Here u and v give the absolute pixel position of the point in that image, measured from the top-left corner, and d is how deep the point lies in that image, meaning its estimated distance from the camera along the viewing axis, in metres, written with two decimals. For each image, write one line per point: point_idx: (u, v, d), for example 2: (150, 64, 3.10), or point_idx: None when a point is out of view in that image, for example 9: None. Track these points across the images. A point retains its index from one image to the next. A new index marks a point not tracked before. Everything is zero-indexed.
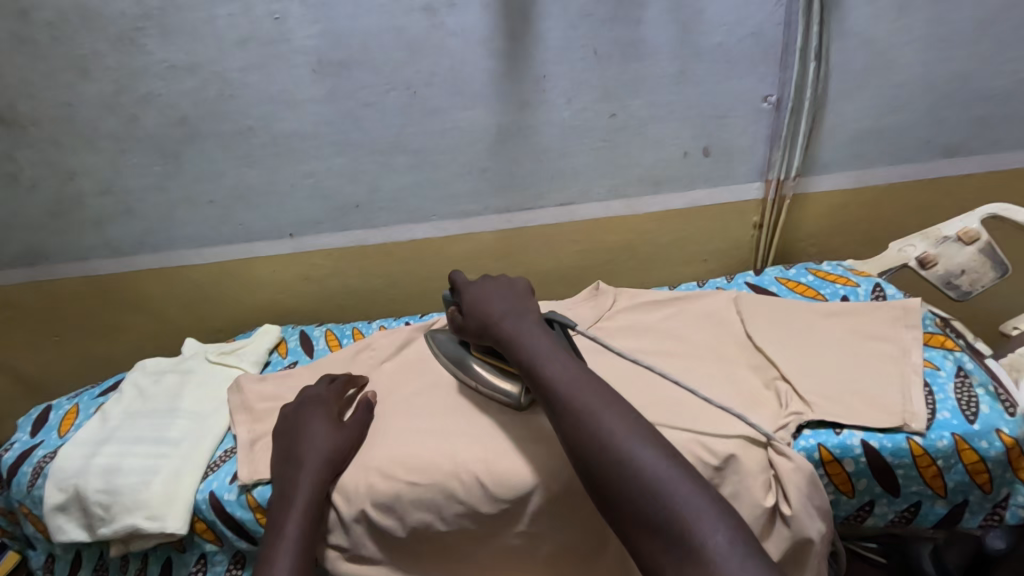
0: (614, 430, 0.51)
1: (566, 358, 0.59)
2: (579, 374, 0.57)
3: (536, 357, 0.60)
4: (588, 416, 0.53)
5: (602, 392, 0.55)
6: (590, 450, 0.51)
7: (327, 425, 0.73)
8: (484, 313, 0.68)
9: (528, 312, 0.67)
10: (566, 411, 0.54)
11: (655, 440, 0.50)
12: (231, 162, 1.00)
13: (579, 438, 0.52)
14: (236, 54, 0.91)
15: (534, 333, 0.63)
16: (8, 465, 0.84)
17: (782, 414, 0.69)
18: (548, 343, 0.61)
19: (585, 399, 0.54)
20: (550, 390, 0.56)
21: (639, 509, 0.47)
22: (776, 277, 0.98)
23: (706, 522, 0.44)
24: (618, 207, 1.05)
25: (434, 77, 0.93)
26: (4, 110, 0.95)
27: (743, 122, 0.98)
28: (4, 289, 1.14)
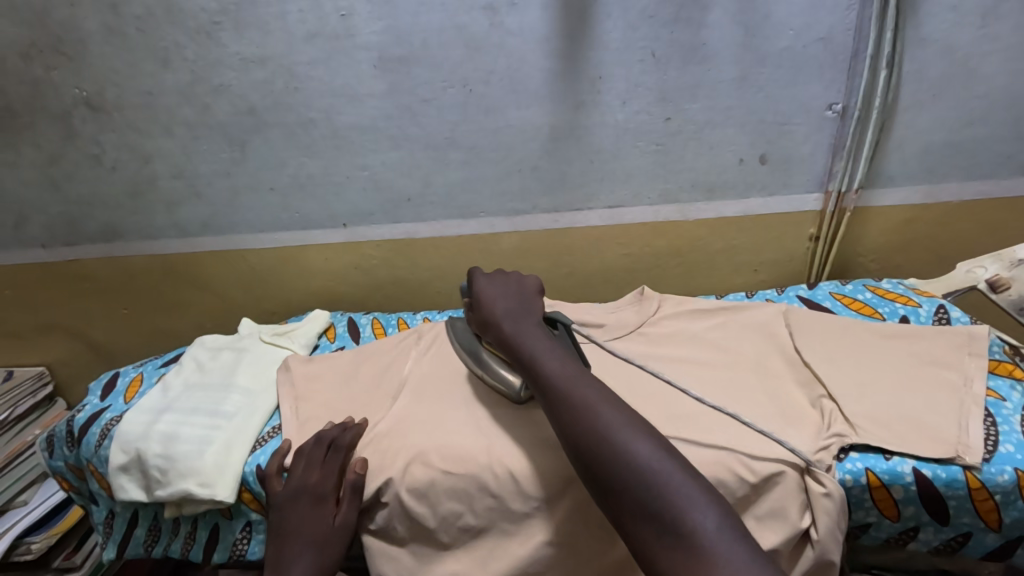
0: (610, 421, 0.53)
1: (563, 359, 0.63)
2: (577, 373, 0.60)
3: (537, 354, 0.63)
4: (586, 408, 0.55)
5: (597, 388, 0.58)
6: (586, 439, 0.53)
7: (320, 529, 0.68)
8: (489, 307, 0.72)
9: (529, 314, 0.71)
10: (564, 405, 0.57)
11: (649, 433, 0.53)
12: (292, 152, 1.05)
13: (576, 429, 0.54)
14: (303, 48, 0.95)
15: (535, 333, 0.67)
16: (79, 425, 0.91)
17: (825, 435, 0.67)
18: (547, 344, 0.65)
19: (584, 393, 0.57)
20: (549, 385, 0.59)
21: (632, 495, 0.49)
22: (831, 292, 0.94)
23: (698, 507, 0.47)
24: (668, 212, 1.04)
25: (491, 75, 0.94)
26: (93, 96, 1.03)
27: (805, 130, 0.95)
28: (82, 262, 1.22)
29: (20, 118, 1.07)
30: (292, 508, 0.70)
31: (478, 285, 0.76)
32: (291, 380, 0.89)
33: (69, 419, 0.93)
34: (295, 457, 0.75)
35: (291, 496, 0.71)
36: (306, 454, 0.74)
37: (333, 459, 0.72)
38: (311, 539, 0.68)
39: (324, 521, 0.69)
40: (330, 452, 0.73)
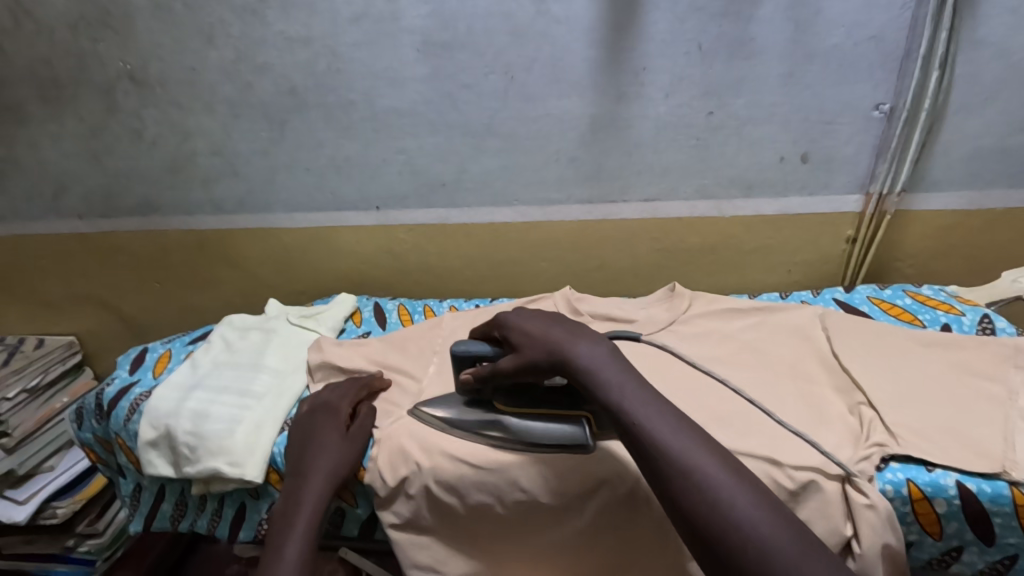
0: (732, 497, 0.44)
1: (660, 403, 0.52)
2: (687, 429, 0.50)
3: (623, 393, 0.52)
4: (700, 474, 0.46)
5: (691, 432, 0.50)
6: (701, 518, 0.45)
7: (337, 436, 0.73)
8: (543, 338, 0.60)
9: (604, 341, 0.58)
10: (666, 463, 0.48)
11: (775, 507, 0.44)
12: (331, 134, 1.05)
13: (687, 503, 0.46)
14: (349, 30, 0.95)
15: (617, 368, 0.55)
16: (109, 398, 0.92)
17: (864, 445, 0.66)
18: (630, 369, 0.55)
19: (700, 456, 0.47)
20: (648, 440, 0.49)
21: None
22: (868, 296, 0.93)
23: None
24: (704, 208, 1.03)
25: (535, 63, 0.94)
26: (138, 70, 1.04)
27: (849, 130, 0.93)
28: (117, 235, 1.24)
29: (65, 89, 1.08)
30: (311, 425, 0.75)
31: (506, 326, 0.65)
32: (322, 364, 0.89)
33: (98, 391, 0.94)
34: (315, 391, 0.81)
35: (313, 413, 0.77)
36: (321, 388, 0.81)
37: (352, 386, 0.80)
38: (328, 440, 0.72)
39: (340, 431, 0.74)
40: (347, 384, 0.81)
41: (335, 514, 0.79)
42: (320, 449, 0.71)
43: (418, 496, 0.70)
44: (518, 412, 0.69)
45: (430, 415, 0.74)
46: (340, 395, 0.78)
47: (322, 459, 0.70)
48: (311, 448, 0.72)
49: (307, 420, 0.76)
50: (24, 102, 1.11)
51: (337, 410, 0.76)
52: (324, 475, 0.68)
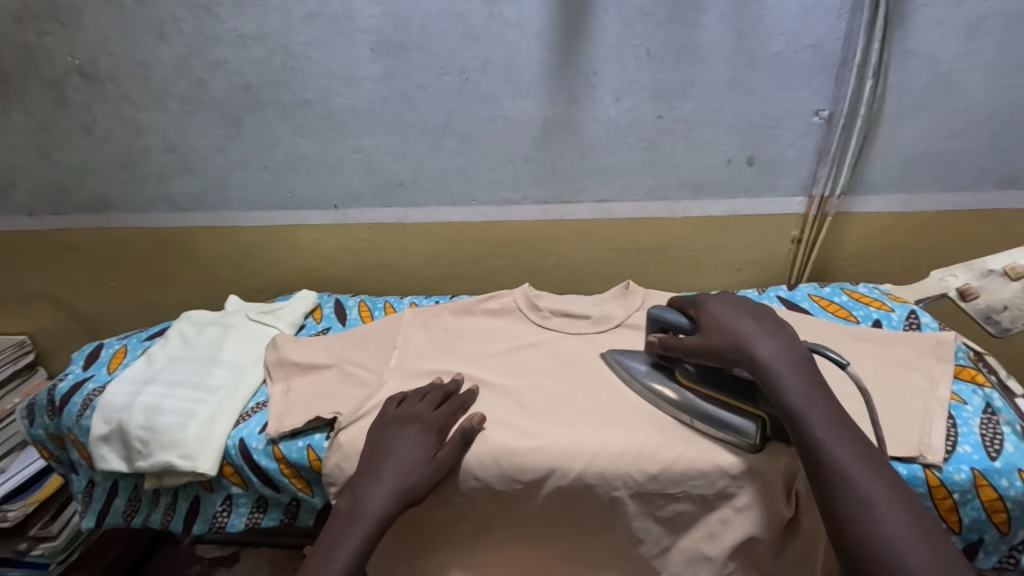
0: (904, 544, 0.47)
1: (846, 428, 0.55)
2: (872, 467, 0.52)
3: (808, 411, 0.56)
4: (874, 511, 0.49)
5: (883, 476, 0.51)
6: (865, 551, 0.48)
7: (422, 458, 0.67)
8: (731, 332, 0.65)
9: (795, 343, 0.62)
10: (839, 491, 0.51)
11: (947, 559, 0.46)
12: (287, 132, 1.05)
13: (852, 533, 0.49)
14: (303, 28, 0.95)
15: (808, 383, 0.58)
16: (60, 394, 0.90)
17: None
18: (825, 403, 0.57)
19: (877, 493, 0.50)
20: (826, 463, 0.53)
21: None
22: (809, 294, 0.97)
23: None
24: (656, 208, 1.06)
25: (488, 65, 0.95)
26: (87, 65, 1.02)
27: (792, 135, 0.97)
28: (69, 232, 1.22)
29: (12, 83, 1.06)
30: (399, 429, 0.69)
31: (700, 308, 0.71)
32: (277, 355, 0.89)
33: (50, 388, 0.92)
34: (414, 394, 0.74)
35: (403, 419, 0.71)
36: (413, 393, 0.74)
37: (447, 405, 0.72)
38: (413, 453, 0.67)
39: (426, 448, 0.68)
40: (446, 401, 0.73)
41: (291, 505, 0.80)
42: (400, 472, 0.65)
43: None
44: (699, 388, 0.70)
45: (621, 363, 0.78)
46: (437, 415, 0.71)
47: (397, 475, 0.65)
48: (393, 454, 0.67)
49: (397, 422, 0.70)
50: None
51: (431, 423, 0.70)
52: (394, 487, 0.64)
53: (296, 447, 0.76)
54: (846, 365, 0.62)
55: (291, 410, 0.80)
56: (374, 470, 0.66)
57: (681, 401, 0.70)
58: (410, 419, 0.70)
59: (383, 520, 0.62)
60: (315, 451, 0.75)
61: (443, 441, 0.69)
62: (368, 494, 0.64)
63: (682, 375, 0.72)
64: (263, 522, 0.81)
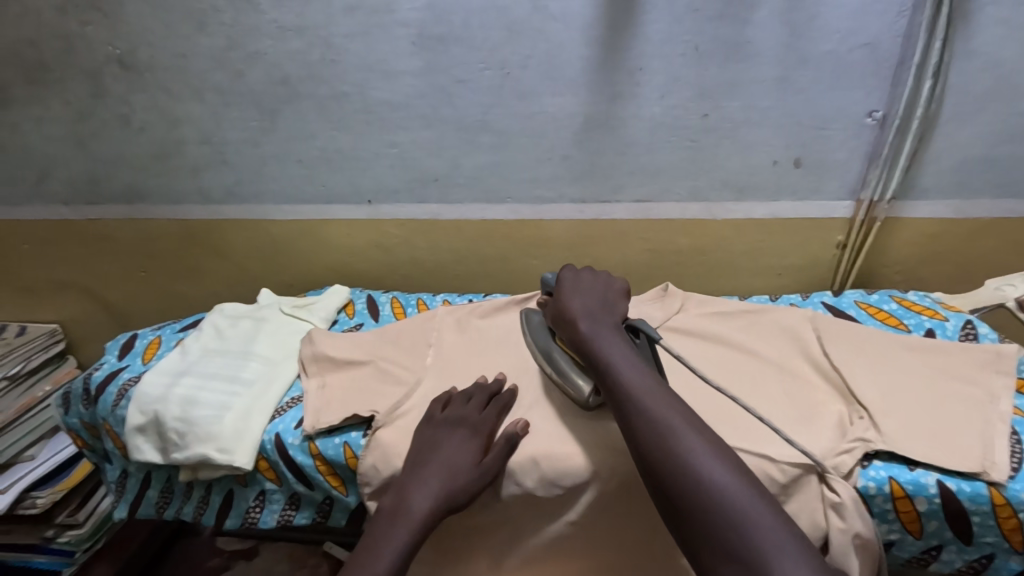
0: (697, 455, 0.54)
1: (646, 374, 0.62)
2: (676, 407, 0.58)
3: (615, 364, 0.63)
4: (675, 440, 0.55)
5: (676, 407, 0.58)
6: (666, 467, 0.54)
7: (466, 463, 0.65)
8: (563, 306, 0.74)
9: (609, 317, 0.71)
10: (647, 425, 0.57)
11: (740, 470, 0.53)
12: (323, 125, 1.04)
13: (659, 460, 0.55)
14: (343, 20, 0.94)
15: (615, 342, 0.67)
16: (96, 383, 0.90)
17: (846, 440, 0.67)
18: (626, 354, 0.65)
19: (672, 420, 0.57)
20: (632, 409, 0.59)
21: (722, 539, 0.49)
22: (856, 300, 0.94)
23: (787, 556, 0.47)
24: (696, 210, 1.03)
25: (529, 60, 0.93)
26: (127, 55, 1.02)
27: (841, 137, 0.94)
28: (102, 222, 1.22)
29: (51, 72, 1.06)
30: (446, 432, 0.68)
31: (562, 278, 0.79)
32: (312, 351, 0.88)
33: (85, 376, 0.92)
34: (459, 394, 0.73)
35: (451, 421, 0.69)
36: (459, 393, 0.73)
37: (494, 408, 0.71)
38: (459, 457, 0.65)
39: (472, 453, 0.66)
40: (492, 403, 0.72)
41: (324, 503, 0.79)
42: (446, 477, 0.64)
43: None
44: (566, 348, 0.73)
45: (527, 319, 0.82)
46: (484, 419, 0.69)
47: (441, 479, 0.64)
48: (436, 458, 0.66)
49: (445, 424, 0.69)
50: (10, 85, 1.09)
51: (479, 428, 0.68)
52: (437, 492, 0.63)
53: (331, 445, 0.75)
54: (656, 339, 0.70)
55: (327, 406, 0.79)
56: (415, 472, 0.65)
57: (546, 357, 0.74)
58: (456, 422, 0.69)
59: (427, 523, 0.62)
60: (352, 449, 0.74)
61: (489, 445, 0.68)
62: (411, 494, 0.63)
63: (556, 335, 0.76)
64: (296, 519, 0.80)
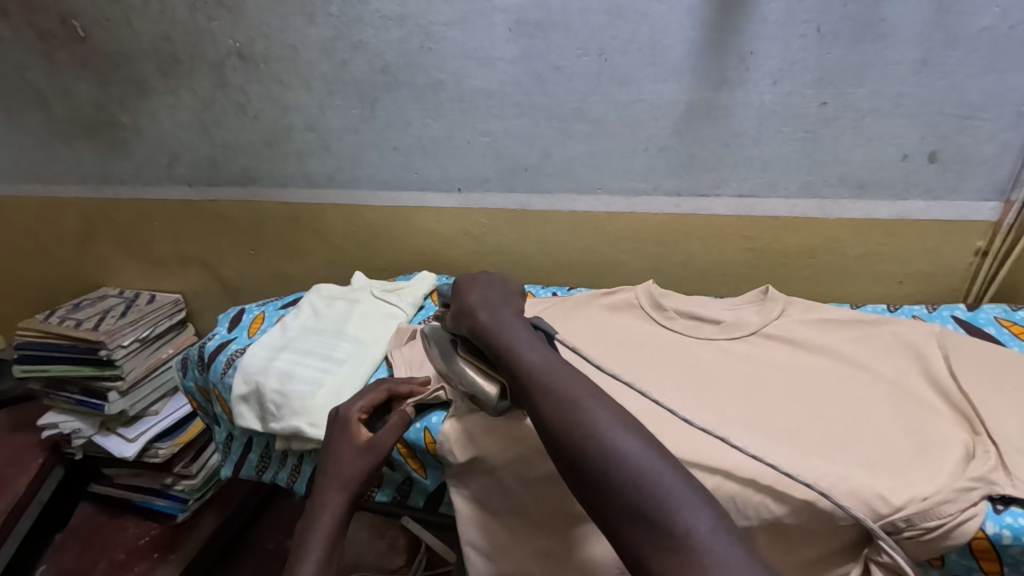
0: (598, 421, 0.50)
1: (545, 351, 0.61)
2: (577, 380, 0.56)
3: (513, 344, 0.62)
4: (575, 409, 0.52)
5: (575, 380, 0.56)
6: (568, 436, 0.51)
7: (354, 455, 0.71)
8: (462, 304, 0.73)
9: (508, 309, 0.70)
10: (546, 398, 0.55)
11: (642, 432, 0.50)
12: (419, 113, 1.06)
13: (562, 429, 0.51)
14: (443, 9, 0.94)
15: (515, 326, 0.66)
16: (209, 352, 0.99)
17: (962, 477, 0.57)
18: (524, 336, 0.64)
19: (576, 391, 0.54)
20: (532, 383, 0.57)
21: (624, 502, 0.45)
22: (996, 317, 0.83)
23: (691, 508, 0.43)
24: (807, 207, 0.94)
25: (630, 45, 0.89)
26: (246, 47, 1.10)
27: (991, 127, 0.82)
28: (220, 203, 1.33)
29: (182, 65, 1.16)
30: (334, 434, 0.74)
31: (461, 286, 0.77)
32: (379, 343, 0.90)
33: (200, 344, 1.00)
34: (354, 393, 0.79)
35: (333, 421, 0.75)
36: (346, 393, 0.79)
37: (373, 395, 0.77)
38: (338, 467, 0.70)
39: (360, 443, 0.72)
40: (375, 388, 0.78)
41: (403, 484, 0.81)
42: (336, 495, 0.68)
43: (488, 478, 0.70)
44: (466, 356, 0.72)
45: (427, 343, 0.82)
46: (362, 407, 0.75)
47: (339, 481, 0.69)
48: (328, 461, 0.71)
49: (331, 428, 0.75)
50: (148, 76, 1.20)
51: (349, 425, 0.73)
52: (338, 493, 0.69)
53: (413, 430, 0.76)
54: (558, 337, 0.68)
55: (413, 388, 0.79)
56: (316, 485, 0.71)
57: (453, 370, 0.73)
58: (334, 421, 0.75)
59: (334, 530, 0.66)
60: (432, 433, 0.75)
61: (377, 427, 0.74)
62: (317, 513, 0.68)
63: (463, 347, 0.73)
64: (377, 495, 0.84)
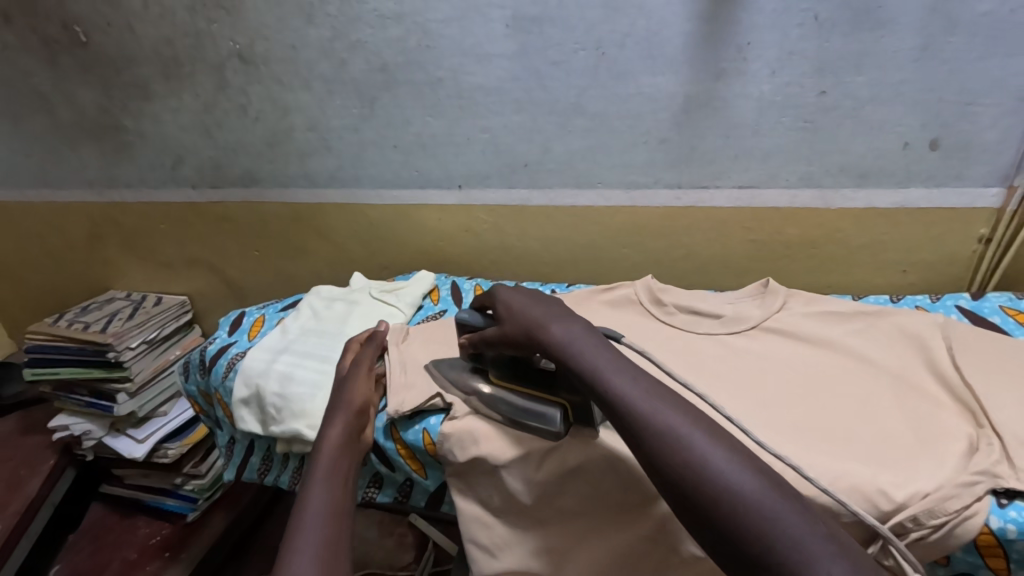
0: (709, 458, 0.46)
1: (633, 371, 0.56)
2: (677, 407, 0.51)
3: (592, 364, 0.57)
4: (683, 445, 0.47)
5: (676, 408, 0.51)
6: (678, 475, 0.46)
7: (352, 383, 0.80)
8: (517, 318, 0.68)
9: (578, 320, 0.64)
10: (644, 428, 0.50)
11: (757, 467, 0.46)
12: (418, 112, 1.06)
13: (671, 468, 0.47)
14: (439, 6, 0.95)
15: (589, 341, 0.60)
16: (210, 356, 0.99)
17: (965, 472, 0.57)
18: (607, 352, 0.58)
19: (676, 421, 0.49)
20: (624, 411, 0.52)
21: (747, 550, 0.42)
22: (1000, 305, 0.82)
23: (826, 559, 0.39)
24: (808, 198, 0.94)
25: (627, 38, 0.89)
26: (246, 49, 1.10)
27: (993, 113, 0.81)
28: (224, 205, 1.34)
29: (184, 68, 1.17)
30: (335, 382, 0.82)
31: (499, 300, 0.72)
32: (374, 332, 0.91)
33: (201, 349, 1.01)
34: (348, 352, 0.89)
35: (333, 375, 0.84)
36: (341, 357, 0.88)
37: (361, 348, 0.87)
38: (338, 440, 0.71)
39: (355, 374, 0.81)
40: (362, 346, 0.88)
41: (405, 484, 0.83)
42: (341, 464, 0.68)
43: (488, 477, 0.70)
44: (510, 383, 0.71)
45: (440, 370, 0.79)
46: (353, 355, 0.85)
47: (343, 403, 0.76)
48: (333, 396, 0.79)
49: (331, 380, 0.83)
50: (151, 80, 1.21)
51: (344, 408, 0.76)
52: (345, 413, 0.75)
53: (411, 433, 0.77)
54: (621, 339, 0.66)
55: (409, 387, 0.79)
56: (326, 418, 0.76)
57: (494, 398, 0.72)
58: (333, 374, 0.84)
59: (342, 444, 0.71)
60: (430, 434, 0.76)
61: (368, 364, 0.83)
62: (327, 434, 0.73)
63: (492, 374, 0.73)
64: (378, 497, 0.85)
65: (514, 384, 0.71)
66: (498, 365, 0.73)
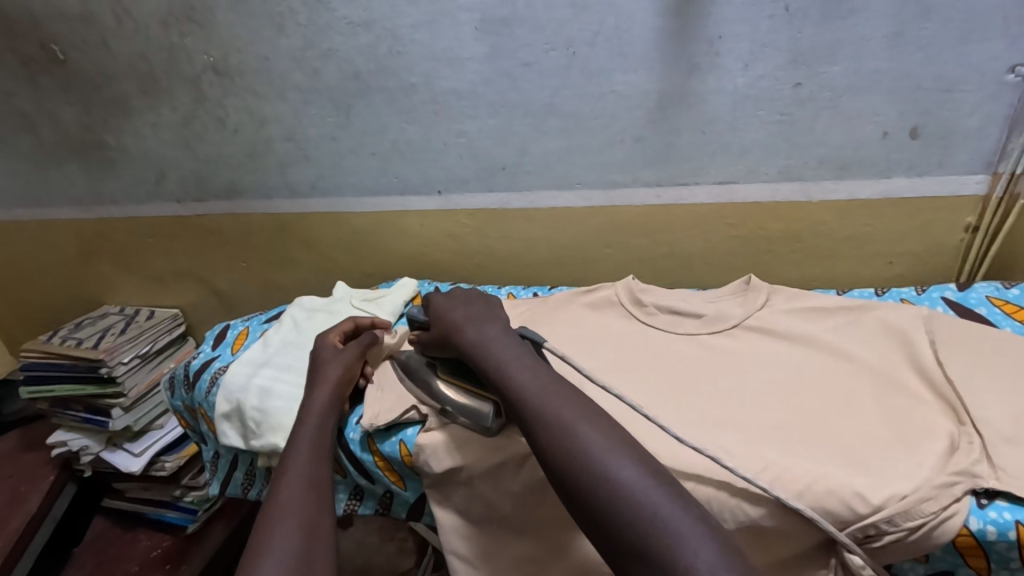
0: (592, 447, 0.50)
1: (534, 367, 0.60)
2: (573, 401, 0.55)
3: (504, 363, 0.61)
4: (570, 436, 0.51)
5: (572, 402, 0.55)
6: (567, 466, 0.50)
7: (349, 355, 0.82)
8: (444, 319, 0.72)
9: (500, 322, 0.69)
10: (539, 424, 0.54)
11: (640, 459, 0.50)
12: (394, 118, 1.05)
13: (560, 458, 0.51)
14: (408, 11, 0.94)
15: (503, 340, 0.64)
16: (193, 371, 0.99)
17: (945, 472, 0.55)
18: (514, 351, 0.62)
19: (569, 414, 0.53)
20: (523, 406, 0.56)
21: (624, 539, 0.45)
22: (987, 296, 0.80)
23: (692, 542, 0.43)
24: (790, 191, 0.92)
25: (598, 36, 0.87)
26: (220, 61, 1.10)
27: (974, 99, 0.79)
28: (209, 218, 1.34)
29: (161, 83, 1.17)
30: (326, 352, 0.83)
31: (433, 304, 0.76)
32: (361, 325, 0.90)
33: (185, 364, 1.01)
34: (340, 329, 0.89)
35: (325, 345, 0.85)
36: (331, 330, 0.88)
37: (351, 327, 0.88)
38: (321, 406, 0.74)
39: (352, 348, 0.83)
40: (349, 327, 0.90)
41: (385, 496, 0.82)
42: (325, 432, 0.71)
43: (464, 487, 0.70)
44: (449, 379, 0.72)
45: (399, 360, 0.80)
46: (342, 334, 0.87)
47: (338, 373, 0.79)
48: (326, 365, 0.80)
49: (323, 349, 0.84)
50: (129, 96, 1.21)
51: (326, 379, 0.78)
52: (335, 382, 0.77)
53: (387, 444, 0.76)
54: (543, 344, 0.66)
55: (385, 399, 0.78)
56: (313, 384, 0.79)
57: (437, 393, 0.73)
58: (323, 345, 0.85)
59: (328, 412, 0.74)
60: (406, 445, 0.75)
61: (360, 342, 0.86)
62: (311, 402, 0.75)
63: (439, 370, 0.74)
64: (360, 510, 0.84)
65: (454, 380, 0.72)
66: (444, 362, 0.74)
